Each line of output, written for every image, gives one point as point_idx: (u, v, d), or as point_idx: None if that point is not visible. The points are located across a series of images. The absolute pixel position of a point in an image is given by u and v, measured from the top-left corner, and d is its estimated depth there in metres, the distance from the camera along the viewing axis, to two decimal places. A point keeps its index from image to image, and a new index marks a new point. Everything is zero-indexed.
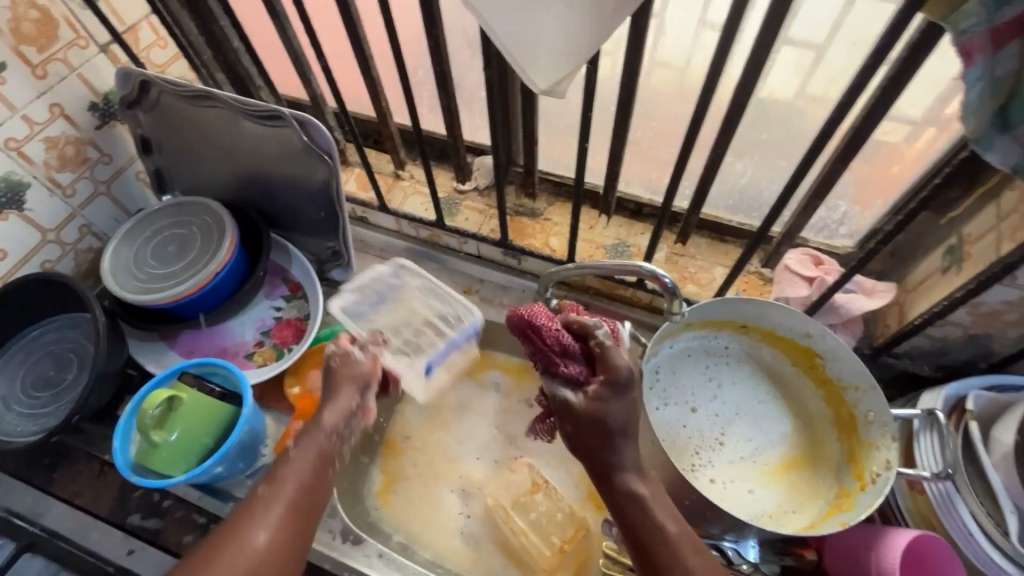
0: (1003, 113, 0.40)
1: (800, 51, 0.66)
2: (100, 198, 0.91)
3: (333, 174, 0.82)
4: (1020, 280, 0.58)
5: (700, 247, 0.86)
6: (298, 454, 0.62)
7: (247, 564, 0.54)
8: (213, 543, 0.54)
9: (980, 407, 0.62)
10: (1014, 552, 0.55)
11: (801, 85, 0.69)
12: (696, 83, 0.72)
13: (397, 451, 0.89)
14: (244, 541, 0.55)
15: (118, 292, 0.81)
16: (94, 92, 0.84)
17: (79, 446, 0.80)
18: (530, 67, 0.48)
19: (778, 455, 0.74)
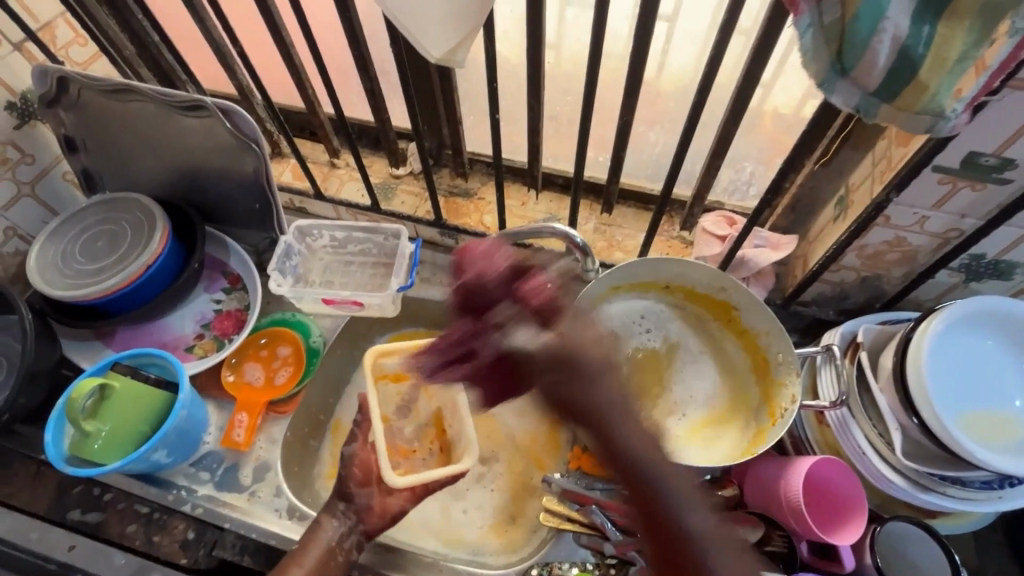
0: (840, 59, 0.45)
1: None
2: (25, 200, 0.90)
3: (263, 163, 0.83)
4: (893, 220, 0.63)
5: (626, 216, 0.91)
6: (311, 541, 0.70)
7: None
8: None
9: (870, 338, 0.67)
10: (900, 465, 0.61)
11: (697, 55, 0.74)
12: None
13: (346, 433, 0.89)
14: None
15: (46, 290, 0.80)
16: (10, 91, 0.83)
17: (13, 447, 0.78)
18: (424, 36, 0.51)
19: (705, 401, 0.80)
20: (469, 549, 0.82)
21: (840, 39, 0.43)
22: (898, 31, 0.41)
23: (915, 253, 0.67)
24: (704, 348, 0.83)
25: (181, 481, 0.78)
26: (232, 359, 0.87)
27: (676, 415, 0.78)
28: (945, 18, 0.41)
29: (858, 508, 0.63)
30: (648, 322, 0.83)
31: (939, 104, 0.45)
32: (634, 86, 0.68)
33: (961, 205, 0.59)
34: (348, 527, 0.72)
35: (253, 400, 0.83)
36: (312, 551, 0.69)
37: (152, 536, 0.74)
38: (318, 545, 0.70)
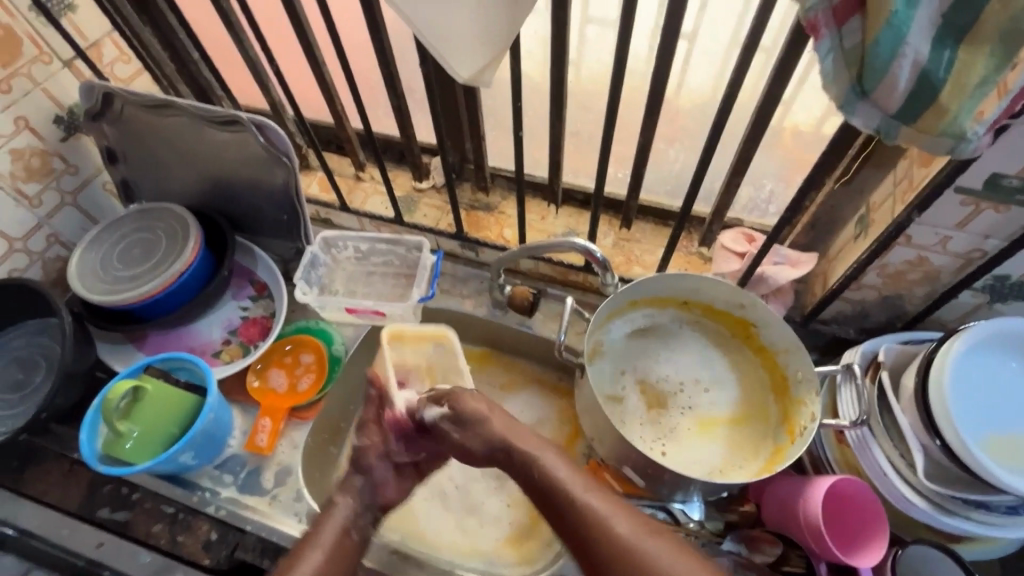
0: (860, 82, 0.45)
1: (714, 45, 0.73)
2: (67, 208, 0.94)
3: (293, 176, 0.86)
4: (915, 239, 0.63)
5: (645, 231, 0.92)
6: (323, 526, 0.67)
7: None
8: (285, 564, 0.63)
9: (891, 358, 0.67)
10: (922, 487, 0.60)
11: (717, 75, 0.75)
12: None
13: None
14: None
15: (85, 295, 0.83)
16: (59, 105, 0.88)
17: (47, 445, 0.81)
18: (454, 58, 0.53)
19: (727, 419, 0.79)
20: (484, 559, 0.83)
21: (861, 62, 0.44)
22: (918, 56, 0.42)
23: (937, 273, 0.67)
24: (727, 364, 0.82)
25: (204, 483, 0.80)
26: (256, 364, 0.89)
27: (697, 433, 0.78)
28: (965, 43, 0.42)
29: (879, 528, 0.63)
30: (667, 337, 0.84)
31: (960, 127, 0.45)
32: (655, 105, 0.69)
33: (984, 225, 0.59)
34: (360, 509, 0.69)
35: (276, 406, 0.85)
36: (328, 532, 0.66)
37: (176, 536, 0.76)
38: (331, 525, 0.67)
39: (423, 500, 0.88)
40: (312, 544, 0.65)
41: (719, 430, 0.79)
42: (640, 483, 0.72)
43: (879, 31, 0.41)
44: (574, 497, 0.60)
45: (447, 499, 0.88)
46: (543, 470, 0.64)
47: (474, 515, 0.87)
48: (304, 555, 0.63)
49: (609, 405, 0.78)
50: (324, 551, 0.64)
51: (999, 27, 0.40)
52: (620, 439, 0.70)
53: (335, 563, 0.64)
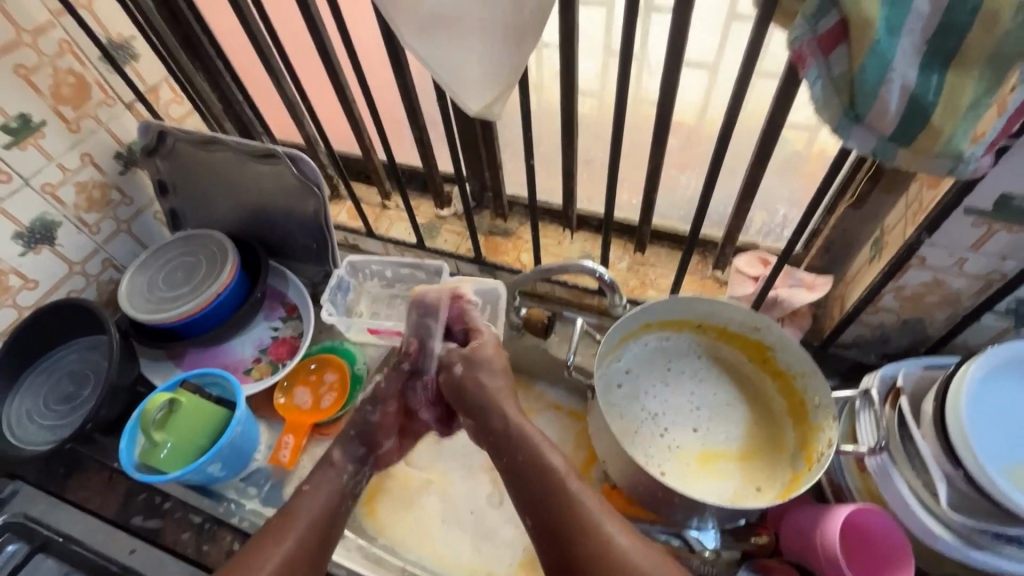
0: (852, 107, 0.47)
1: None
2: (122, 235, 1.03)
3: (322, 204, 0.93)
4: (929, 261, 0.62)
5: (659, 255, 0.93)
6: (312, 491, 0.72)
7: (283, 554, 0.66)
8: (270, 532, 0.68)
9: (911, 384, 0.65)
10: (947, 519, 0.58)
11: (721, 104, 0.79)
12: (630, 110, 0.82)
13: (375, 505, 0.91)
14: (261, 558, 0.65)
15: (132, 313, 0.91)
16: (119, 143, 0.98)
17: (92, 454, 0.87)
18: (465, 94, 0.57)
19: (723, 450, 0.78)
20: None
21: (851, 88, 0.45)
22: (906, 81, 0.43)
23: (957, 296, 0.65)
24: (725, 397, 0.83)
25: (231, 494, 0.84)
26: (284, 383, 0.93)
27: (693, 461, 0.78)
28: (954, 67, 0.42)
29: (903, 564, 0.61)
30: (682, 358, 0.85)
31: (957, 149, 0.46)
32: (662, 130, 0.72)
33: (1000, 247, 0.58)
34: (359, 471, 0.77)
35: (299, 424, 0.88)
36: (321, 492, 0.72)
37: (202, 545, 0.78)
38: (329, 487, 0.73)
39: (439, 521, 0.89)
40: (304, 506, 0.70)
41: (714, 460, 0.78)
42: (659, 510, 0.71)
43: (864, 58, 0.43)
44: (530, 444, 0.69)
45: (463, 522, 0.89)
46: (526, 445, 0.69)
47: (487, 539, 0.87)
48: (296, 518, 0.69)
49: (614, 418, 0.80)
50: (312, 514, 0.70)
51: (986, 52, 0.41)
52: (632, 460, 0.69)
53: (321, 528, 0.70)
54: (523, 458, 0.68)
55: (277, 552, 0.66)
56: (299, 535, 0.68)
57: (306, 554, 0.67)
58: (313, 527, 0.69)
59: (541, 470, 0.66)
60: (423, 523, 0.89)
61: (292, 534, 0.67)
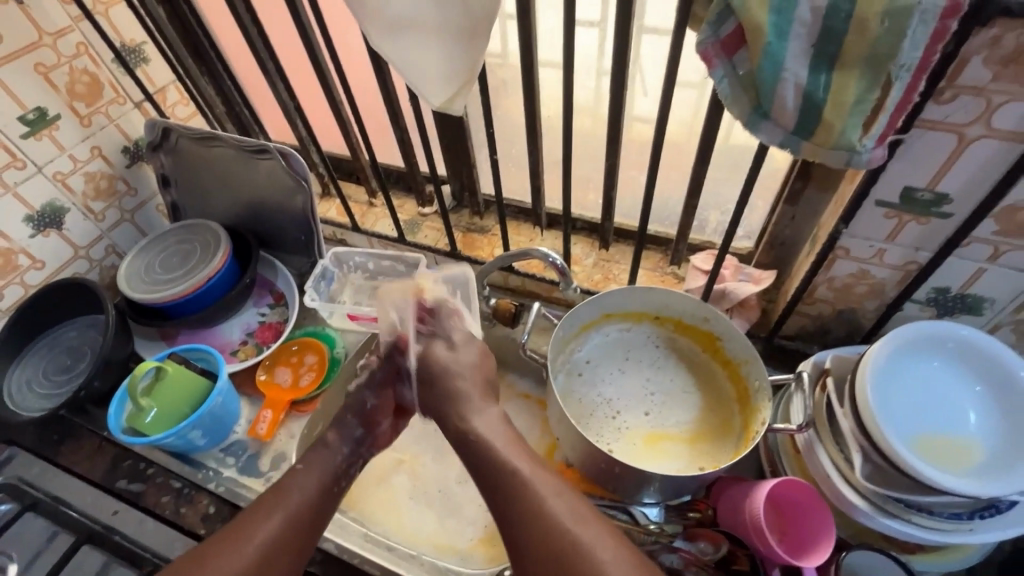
0: (758, 103, 0.53)
1: None
2: (125, 224, 1.11)
3: (309, 196, 1.00)
4: (852, 252, 0.68)
5: (623, 253, 0.99)
6: (306, 468, 0.74)
7: (268, 531, 0.66)
8: (260, 505, 0.69)
9: (839, 367, 0.70)
10: (863, 489, 0.62)
11: None
12: None
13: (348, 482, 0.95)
14: (252, 532, 0.65)
15: (129, 293, 0.97)
16: (127, 138, 1.06)
17: (83, 424, 0.93)
18: (427, 91, 0.64)
19: (671, 433, 0.83)
20: (458, 557, 0.87)
21: (753, 86, 0.52)
22: (798, 80, 0.49)
23: (882, 286, 0.70)
24: (679, 384, 0.87)
25: (210, 463, 0.89)
26: (267, 362, 0.99)
27: (641, 441, 0.82)
28: (837, 68, 0.48)
29: (825, 535, 0.64)
30: (640, 348, 0.90)
31: (851, 141, 0.51)
32: (614, 130, 0.78)
33: (912, 238, 0.63)
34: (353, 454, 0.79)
35: (277, 400, 0.93)
36: (315, 471, 0.73)
37: (180, 508, 0.83)
38: (322, 468, 0.74)
39: (407, 498, 0.93)
40: (297, 482, 0.72)
41: (663, 441, 0.82)
42: (608, 484, 0.75)
43: (760, 58, 0.49)
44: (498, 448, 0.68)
45: (429, 500, 0.93)
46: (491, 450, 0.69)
47: (451, 516, 0.91)
48: (290, 492, 0.70)
49: (569, 399, 0.85)
50: (304, 490, 0.71)
51: (862, 54, 0.47)
52: (581, 434, 0.74)
53: (313, 506, 0.71)
54: (484, 459, 0.68)
55: (266, 522, 0.67)
56: (289, 510, 0.69)
57: (294, 530, 0.68)
58: (306, 503, 0.70)
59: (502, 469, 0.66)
60: (392, 500, 0.93)
61: (282, 508, 0.68)
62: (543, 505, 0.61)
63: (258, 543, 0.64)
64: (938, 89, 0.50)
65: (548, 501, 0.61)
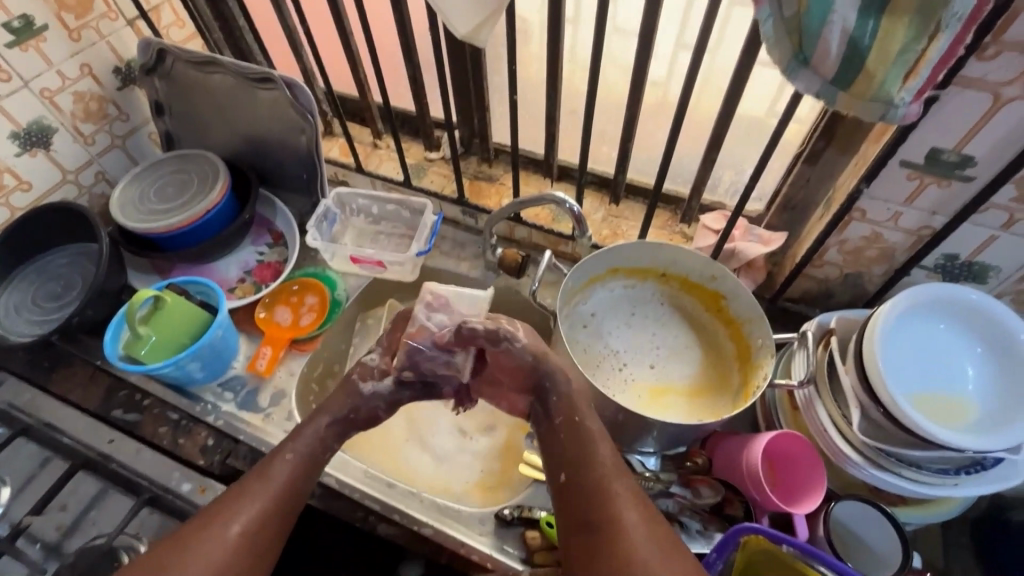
0: (800, 49, 0.52)
1: None
2: (116, 150, 1.06)
3: (313, 132, 0.96)
4: (868, 214, 0.68)
5: (632, 209, 0.98)
6: (292, 452, 0.67)
7: (247, 521, 0.60)
8: (243, 489, 0.63)
9: (843, 328, 0.71)
10: (858, 442, 0.64)
11: None
12: None
13: None
14: (232, 521, 0.60)
15: (122, 220, 0.94)
16: (118, 58, 1.00)
17: (76, 352, 0.91)
18: (453, 18, 0.61)
19: (675, 386, 0.85)
20: (453, 498, 0.88)
21: (798, 30, 0.50)
22: (845, 25, 0.48)
23: (892, 250, 0.71)
24: (683, 340, 0.89)
25: (208, 398, 0.87)
26: (267, 300, 0.97)
27: (647, 393, 0.84)
28: (887, 14, 0.47)
29: (816, 485, 0.67)
30: (646, 305, 0.92)
31: (888, 93, 0.51)
32: (639, 77, 0.76)
33: (931, 201, 0.64)
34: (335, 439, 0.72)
35: (278, 338, 0.92)
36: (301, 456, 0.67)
37: (178, 439, 0.83)
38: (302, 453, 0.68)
39: (405, 440, 0.94)
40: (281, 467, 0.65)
41: (666, 394, 0.84)
42: (608, 431, 0.77)
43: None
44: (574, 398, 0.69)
45: (426, 443, 0.94)
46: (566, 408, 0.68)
47: (448, 460, 0.92)
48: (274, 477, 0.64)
49: (576, 350, 0.86)
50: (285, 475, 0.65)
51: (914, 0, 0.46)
52: (585, 381, 0.75)
53: (291, 493, 0.65)
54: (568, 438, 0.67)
55: (247, 510, 0.61)
56: (269, 497, 0.63)
57: (273, 520, 0.62)
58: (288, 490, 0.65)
59: (581, 454, 0.65)
60: (390, 441, 0.94)
61: (266, 495, 0.63)
62: (614, 505, 0.60)
63: (239, 535, 0.60)
64: (983, 44, 0.50)
65: (619, 503, 0.60)
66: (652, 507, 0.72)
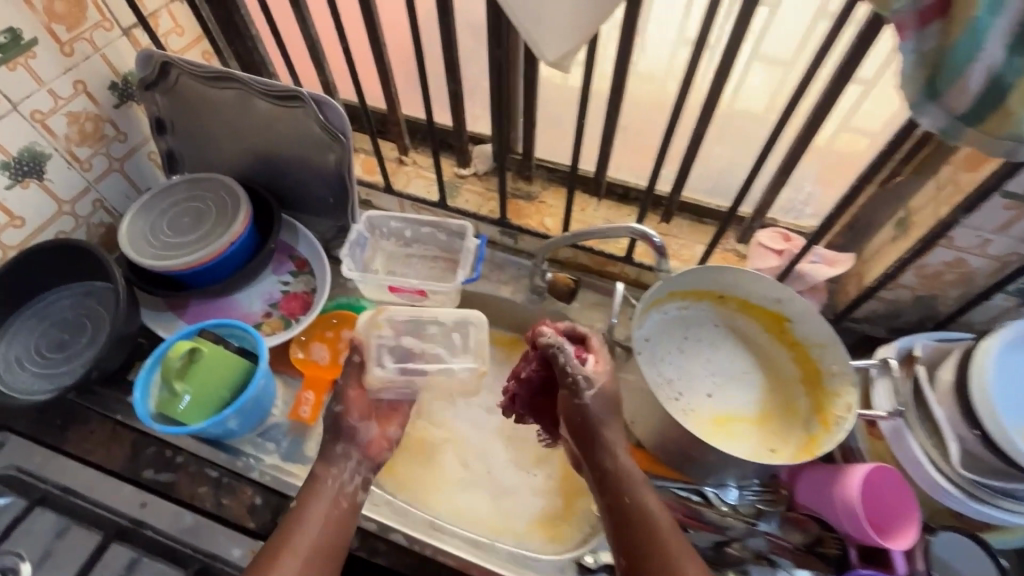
0: (934, 84, 0.49)
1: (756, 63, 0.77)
2: (114, 174, 0.95)
3: (346, 154, 0.88)
4: (956, 241, 0.67)
5: (682, 227, 0.94)
6: (308, 504, 0.68)
7: None
8: (272, 551, 0.64)
9: (926, 354, 0.71)
10: (957, 475, 0.64)
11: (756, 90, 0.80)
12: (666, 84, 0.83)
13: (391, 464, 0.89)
14: None
15: (135, 258, 0.85)
16: (115, 72, 0.89)
17: (90, 407, 0.81)
18: (543, 44, 0.55)
19: (739, 414, 0.82)
20: (515, 539, 0.82)
21: (937, 65, 0.47)
22: (993, 62, 0.45)
23: (973, 275, 0.70)
24: (740, 365, 0.86)
25: (248, 450, 0.81)
26: (301, 337, 0.90)
27: (708, 424, 0.80)
28: None
29: (908, 517, 0.66)
30: (698, 328, 0.87)
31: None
32: (713, 97, 0.72)
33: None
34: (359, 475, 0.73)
35: (319, 381, 0.86)
36: (318, 503, 0.68)
37: (221, 499, 0.76)
38: (324, 497, 0.69)
39: (456, 477, 0.88)
40: (303, 518, 0.66)
41: (728, 423, 0.81)
42: (688, 467, 0.74)
43: (961, 35, 0.44)
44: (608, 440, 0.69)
45: (481, 482, 0.87)
46: (607, 453, 0.68)
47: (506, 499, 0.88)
48: (296, 530, 0.65)
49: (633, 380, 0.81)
50: (311, 525, 0.66)
51: None
52: (667, 419, 0.71)
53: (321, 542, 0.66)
54: (614, 482, 0.67)
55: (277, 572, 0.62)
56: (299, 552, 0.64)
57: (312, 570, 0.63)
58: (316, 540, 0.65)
59: (637, 518, 0.64)
60: (440, 480, 0.87)
61: (295, 551, 0.64)
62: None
63: None
64: None
65: (672, 551, 0.61)
66: (741, 544, 0.70)
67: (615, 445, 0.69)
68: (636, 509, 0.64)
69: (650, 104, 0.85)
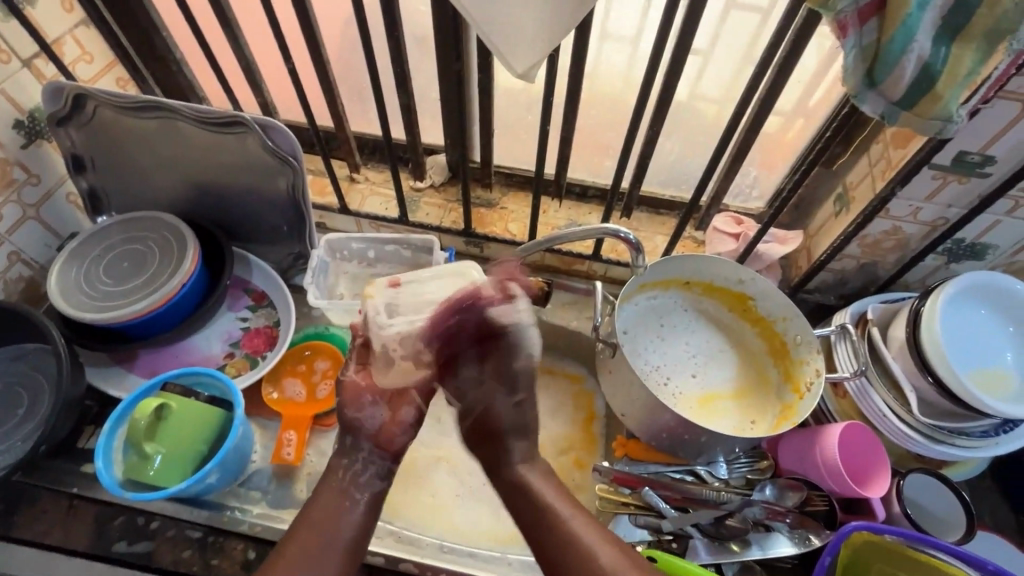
0: (872, 74, 0.53)
1: (696, 60, 0.81)
2: (30, 222, 0.85)
3: (299, 180, 0.83)
4: (892, 211, 0.74)
5: (642, 220, 0.98)
6: (316, 497, 0.68)
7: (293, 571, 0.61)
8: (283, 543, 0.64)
9: (877, 316, 0.78)
10: (917, 422, 0.71)
11: (698, 87, 0.84)
12: (614, 85, 0.86)
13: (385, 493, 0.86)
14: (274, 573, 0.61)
15: (71, 313, 0.77)
16: (19, 109, 0.79)
17: (40, 484, 0.73)
18: (510, 57, 0.55)
19: (720, 391, 0.86)
20: (522, 547, 0.82)
21: (875, 57, 0.52)
22: (922, 52, 0.50)
23: (908, 240, 0.78)
24: (716, 344, 0.90)
25: (232, 502, 0.75)
26: (272, 374, 0.86)
27: (696, 404, 0.84)
28: (958, 41, 0.50)
29: (881, 466, 0.73)
30: (673, 314, 0.91)
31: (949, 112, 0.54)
32: (666, 94, 0.75)
33: (949, 196, 0.70)
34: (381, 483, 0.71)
35: (299, 417, 0.82)
36: (325, 498, 0.68)
37: (209, 560, 0.70)
38: (331, 492, 0.68)
39: (455, 496, 0.86)
40: (311, 512, 0.66)
41: (714, 401, 0.85)
42: (681, 450, 0.77)
43: (895, 30, 0.49)
44: (526, 478, 0.71)
45: (479, 495, 0.86)
46: (530, 490, 0.70)
47: None
48: (305, 524, 0.65)
49: None
50: (318, 522, 0.66)
51: (987, 28, 0.49)
52: (658, 409, 0.74)
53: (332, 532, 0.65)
54: (545, 523, 0.66)
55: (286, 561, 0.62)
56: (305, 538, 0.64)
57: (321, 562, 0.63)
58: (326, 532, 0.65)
59: (532, 501, 0.68)
60: (438, 501, 0.86)
61: (303, 537, 0.64)
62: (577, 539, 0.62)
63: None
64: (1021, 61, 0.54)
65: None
66: (741, 517, 0.74)
67: (532, 484, 0.70)
68: (571, 546, 0.62)
69: (601, 103, 0.88)
